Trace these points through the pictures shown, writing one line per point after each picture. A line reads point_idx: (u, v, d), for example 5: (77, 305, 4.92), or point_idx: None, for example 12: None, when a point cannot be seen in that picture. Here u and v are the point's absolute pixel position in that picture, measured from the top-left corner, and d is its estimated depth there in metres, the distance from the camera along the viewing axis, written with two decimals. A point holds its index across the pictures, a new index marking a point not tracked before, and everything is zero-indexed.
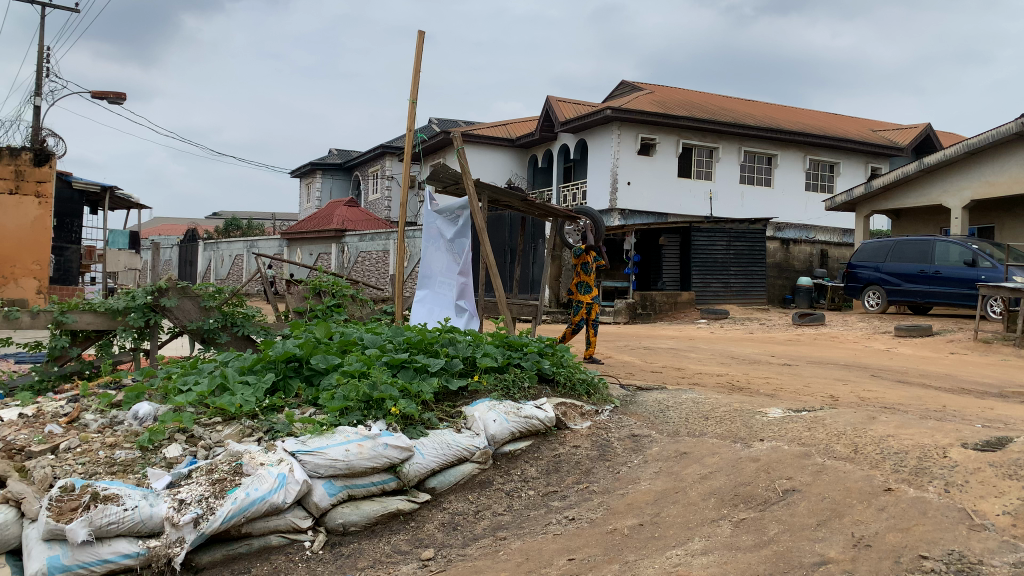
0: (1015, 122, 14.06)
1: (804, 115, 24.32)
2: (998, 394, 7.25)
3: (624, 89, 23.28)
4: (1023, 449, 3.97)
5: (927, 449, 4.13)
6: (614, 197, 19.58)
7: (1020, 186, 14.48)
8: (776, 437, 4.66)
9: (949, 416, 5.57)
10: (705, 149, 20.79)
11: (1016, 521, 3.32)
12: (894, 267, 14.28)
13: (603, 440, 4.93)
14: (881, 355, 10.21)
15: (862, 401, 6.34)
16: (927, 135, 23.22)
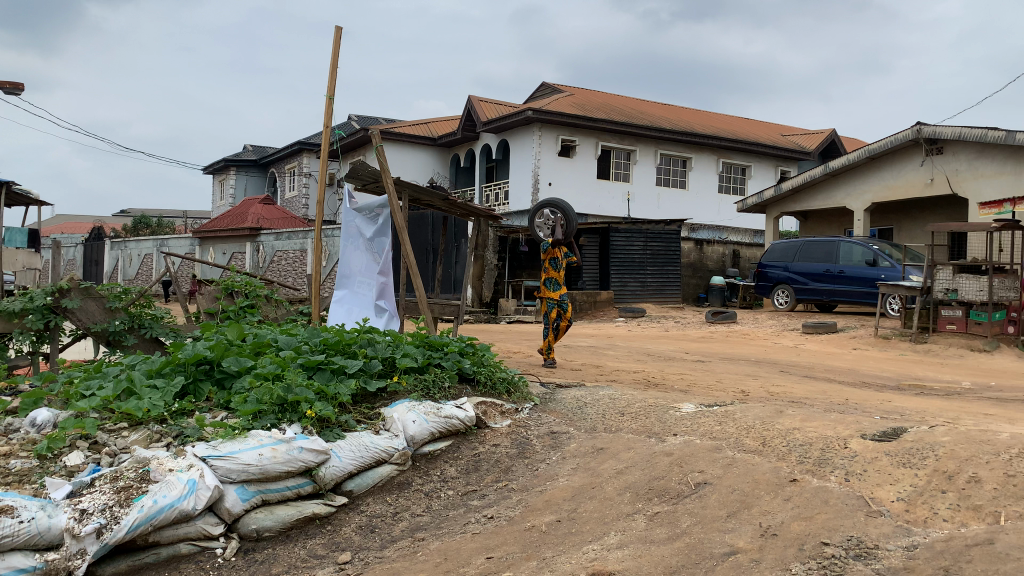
0: (911, 129, 14.81)
1: (718, 120, 25.07)
2: (895, 388, 7.66)
3: (545, 91, 23.49)
4: (915, 438, 4.20)
5: (829, 440, 4.32)
6: (535, 197, 19.71)
7: (916, 190, 15.30)
8: (689, 431, 4.79)
9: (850, 408, 5.86)
10: (623, 151, 21.19)
11: (908, 507, 3.51)
12: (801, 267, 14.85)
13: (523, 438, 4.97)
14: (788, 351, 10.63)
15: (770, 395, 6.60)
16: (832, 140, 24.27)
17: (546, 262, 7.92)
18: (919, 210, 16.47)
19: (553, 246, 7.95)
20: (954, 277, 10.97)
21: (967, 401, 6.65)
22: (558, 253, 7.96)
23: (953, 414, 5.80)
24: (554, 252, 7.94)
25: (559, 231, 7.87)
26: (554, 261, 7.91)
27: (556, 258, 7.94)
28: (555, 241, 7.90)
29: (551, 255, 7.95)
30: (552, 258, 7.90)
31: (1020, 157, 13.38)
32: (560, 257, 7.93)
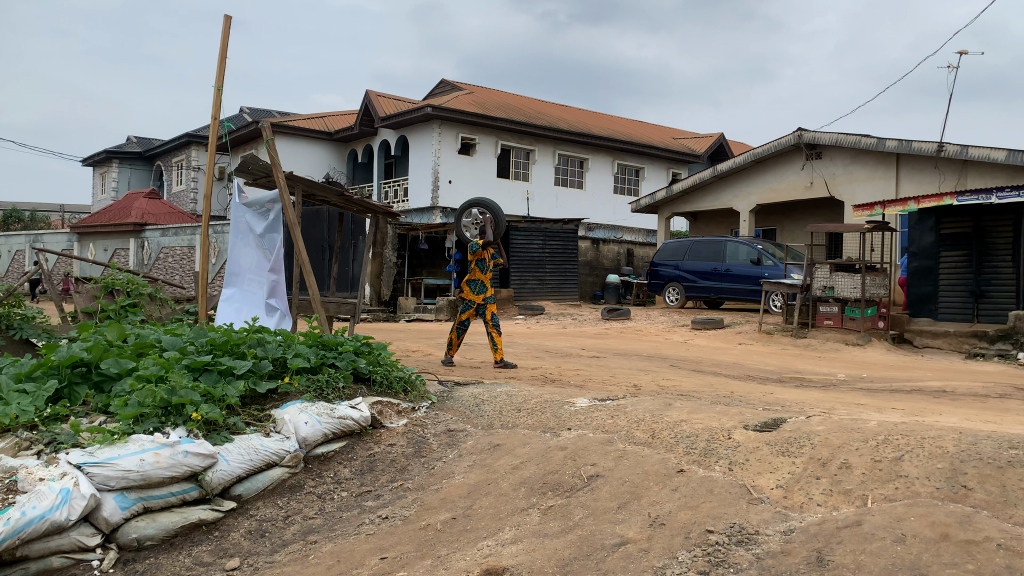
0: (793, 135, 15.58)
1: (614, 122, 25.66)
2: (777, 380, 8.06)
3: (444, 88, 23.43)
4: (793, 428, 4.42)
5: (714, 431, 4.50)
6: (435, 195, 19.59)
7: (797, 193, 16.12)
8: (583, 425, 4.89)
9: (735, 400, 6.12)
10: (522, 150, 21.39)
11: (786, 494, 3.71)
12: (692, 266, 15.39)
13: (419, 437, 4.95)
14: (679, 346, 11.01)
15: (660, 389, 6.82)
16: (720, 143, 25.30)
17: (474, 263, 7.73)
18: (800, 212, 17.33)
19: (482, 247, 7.76)
20: (831, 274, 11.65)
21: (841, 392, 7.07)
22: (486, 254, 7.77)
23: (828, 404, 6.15)
24: (482, 253, 7.76)
25: (489, 232, 7.73)
26: (482, 262, 7.72)
27: (484, 260, 7.74)
28: (485, 242, 7.73)
29: (477, 256, 7.76)
30: (480, 260, 7.69)
31: (890, 162, 14.36)
32: (488, 259, 7.75)
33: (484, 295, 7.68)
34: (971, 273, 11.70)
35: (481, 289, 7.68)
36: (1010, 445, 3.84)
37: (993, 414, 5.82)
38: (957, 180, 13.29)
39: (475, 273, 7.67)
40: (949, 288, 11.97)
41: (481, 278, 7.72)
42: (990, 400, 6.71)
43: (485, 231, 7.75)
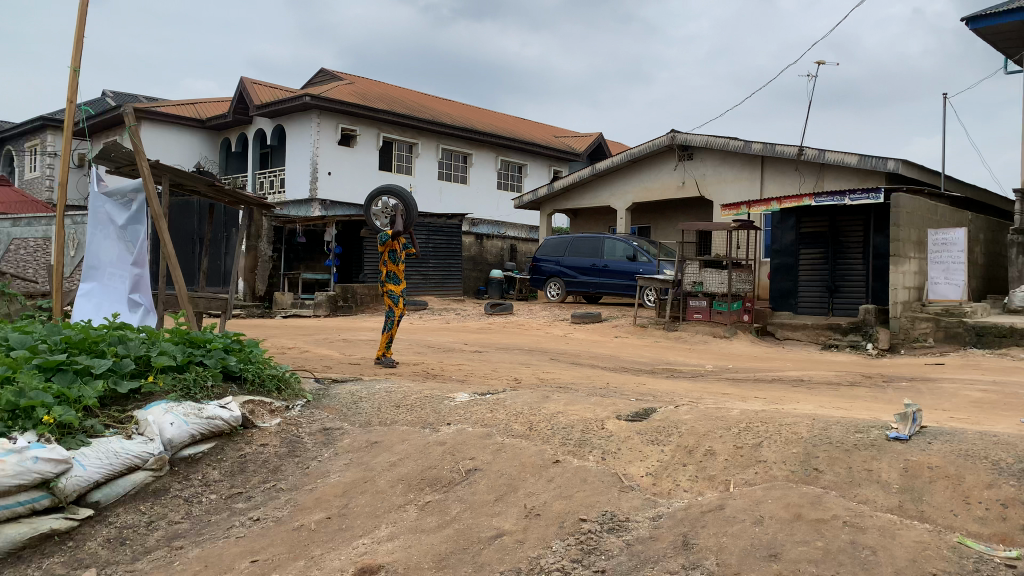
0: (667, 136, 16.16)
1: (496, 118, 25.84)
2: (650, 371, 8.37)
3: (323, 77, 22.87)
4: (662, 418, 4.61)
5: (589, 422, 4.62)
6: (314, 186, 19.09)
7: (671, 192, 16.74)
8: (461, 420, 4.90)
9: (610, 392, 6.31)
10: (405, 144, 21.18)
11: (655, 481, 3.86)
12: (572, 261, 15.72)
13: (293, 436, 4.82)
14: (559, 340, 11.23)
15: (539, 382, 6.94)
16: (599, 143, 25.96)
17: (384, 255, 7.48)
18: (673, 210, 18.00)
19: (392, 238, 7.49)
20: (700, 270, 12.22)
21: (709, 383, 7.42)
22: (397, 244, 7.51)
23: (697, 394, 6.44)
24: (392, 244, 7.50)
25: (399, 222, 7.46)
26: (393, 253, 7.47)
27: (394, 250, 7.49)
28: (395, 233, 7.45)
29: (388, 247, 7.48)
30: (391, 251, 7.45)
31: (755, 164, 15.18)
32: (399, 249, 7.49)
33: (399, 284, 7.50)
34: (827, 270, 12.53)
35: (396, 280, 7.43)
36: (856, 429, 4.14)
37: (844, 401, 6.28)
38: (814, 181, 14.25)
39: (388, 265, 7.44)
40: (807, 284, 12.81)
41: (394, 270, 7.47)
42: (843, 387, 7.23)
43: (396, 222, 7.46)
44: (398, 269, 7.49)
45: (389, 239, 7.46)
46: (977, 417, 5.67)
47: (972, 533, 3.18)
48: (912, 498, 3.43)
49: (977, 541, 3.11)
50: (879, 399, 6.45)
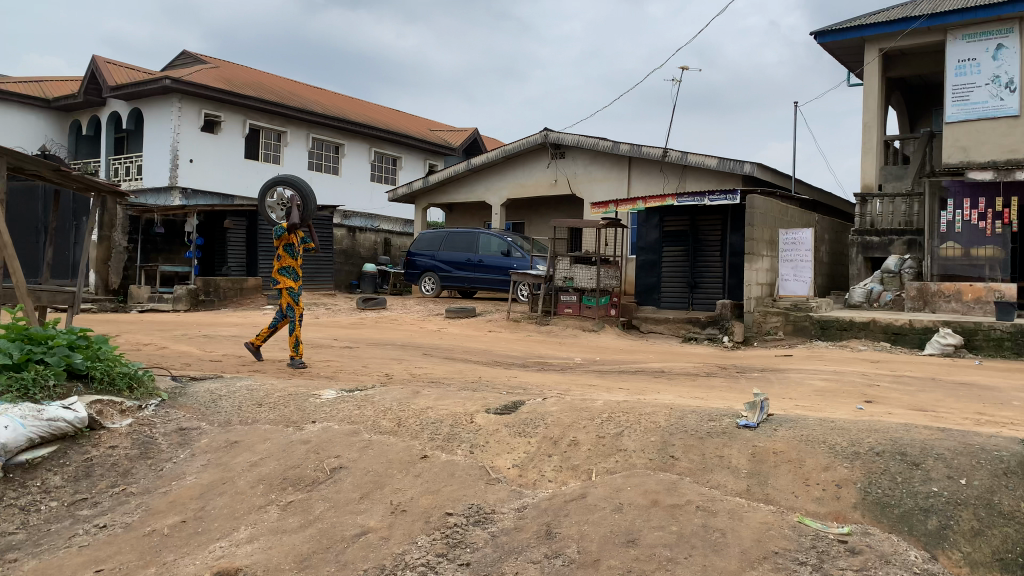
0: (539, 133, 16.43)
1: (370, 109, 25.43)
2: (521, 364, 8.49)
3: (185, 60, 21.76)
4: (529, 410, 4.68)
5: (458, 416, 4.63)
6: (174, 174, 18.11)
7: (543, 189, 17.03)
8: (328, 417, 4.80)
9: (482, 386, 6.36)
10: (273, 132, 20.46)
11: (521, 472, 3.93)
12: (446, 256, 15.69)
13: (146, 437, 4.56)
14: (432, 335, 11.20)
15: (411, 377, 6.89)
16: (474, 138, 26.08)
17: (280, 248, 7.13)
18: (545, 206, 18.32)
19: (288, 231, 7.14)
20: (571, 265, 12.50)
21: (577, 375, 7.62)
22: (294, 238, 7.19)
23: (566, 386, 6.60)
24: (289, 237, 7.15)
25: (296, 214, 7.04)
26: (290, 247, 7.15)
27: (291, 244, 7.17)
28: (290, 226, 7.07)
29: (285, 241, 7.15)
30: (288, 245, 7.13)
31: (623, 164, 15.68)
32: (296, 243, 7.19)
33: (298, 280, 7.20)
34: (688, 267, 13.15)
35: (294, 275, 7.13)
36: (710, 417, 4.36)
37: (701, 390, 6.62)
38: (677, 182, 14.91)
39: (285, 259, 7.11)
40: (669, 280, 13.41)
41: (291, 264, 7.16)
42: (700, 377, 7.63)
43: (292, 215, 7.07)
44: (296, 263, 7.18)
45: (284, 233, 7.12)
46: (817, 404, 6.13)
47: (810, 513, 3.43)
48: (758, 482, 3.65)
49: (814, 520, 3.36)
50: (732, 389, 6.85)
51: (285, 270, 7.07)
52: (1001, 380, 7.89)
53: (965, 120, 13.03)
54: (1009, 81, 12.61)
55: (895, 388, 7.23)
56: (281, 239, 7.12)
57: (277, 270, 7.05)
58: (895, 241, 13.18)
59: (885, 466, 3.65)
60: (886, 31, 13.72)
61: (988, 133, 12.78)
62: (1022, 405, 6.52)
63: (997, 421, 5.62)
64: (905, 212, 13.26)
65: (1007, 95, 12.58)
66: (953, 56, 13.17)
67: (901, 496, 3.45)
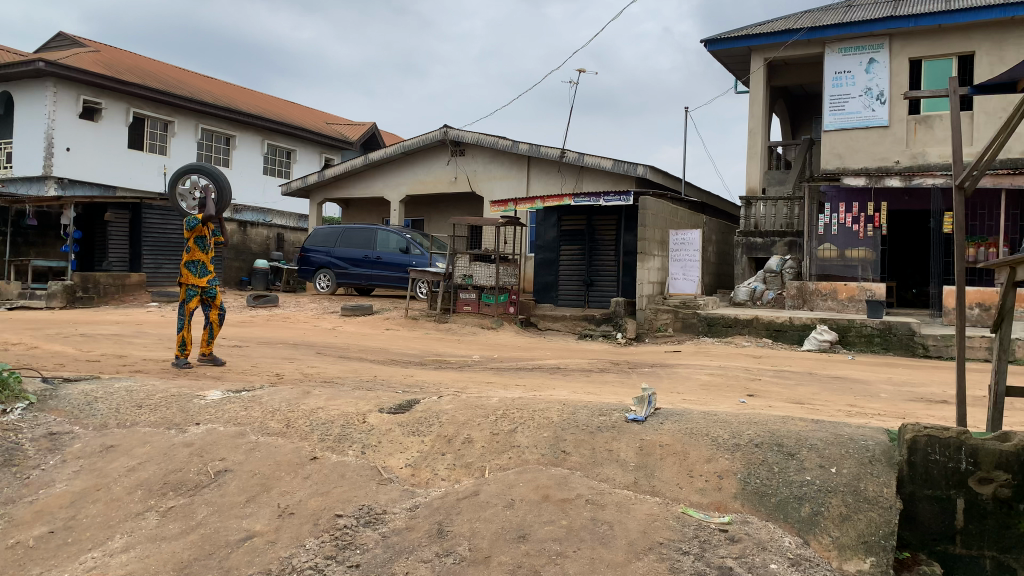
0: (439, 130, 16.36)
1: (264, 100, 24.68)
2: (418, 363, 8.44)
3: (61, 42, 20.49)
4: (424, 409, 4.65)
5: (349, 416, 4.55)
6: (48, 162, 17.02)
7: (442, 186, 16.97)
8: (212, 419, 4.62)
9: (376, 385, 6.27)
10: (159, 121, 19.55)
11: (414, 471, 3.91)
12: (343, 253, 15.40)
13: (11, 443, 4.27)
14: (326, 334, 10.96)
15: (303, 377, 6.72)
16: (372, 132, 25.73)
17: (190, 240, 6.73)
18: (444, 204, 18.27)
19: (201, 222, 6.79)
20: (470, 264, 12.43)
21: (474, 372, 7.63)
22: (206, 231, 6.84)
23: (462, 384, 6.59)
24: (201, 230, 6.79)
25: (212, 205, 6.80)
26: (201, 240, 6.77)
27: (202, 237, 6.80)
28: (205, 217, 6.77)
29: (196, 233, 6.77)
30: (199, 237, 6.76)
31: (522, 163, 15.82)
32: (208, 235, 6.83)
33: (208, 277, 6.78)
34: (584, 265, 13.39)
35: (202, 271, 6.77)
36: (600, 412, 4.46)
37: (594, 386, 6.76)
38: (574, 182, 15.17)
39: (195, 252, 6.73)
40: (565, 278, 13.62)
41: (201, 258, 6.78)
42: (594, 374, 7.78)
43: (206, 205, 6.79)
44: (206, 258, 6.81)
45: (198, 224, 6.75)
46: (703, 398, 6.36)
47: (693, 504, 3.56)
48: (645, 474, 3.76)
49: (697, 510, 3.49)
50: (624, 384, 7.01)
51: (193, 264, 6.71)
52: (871, 374, 8.42)
53: (840, 128, 13.82)
54: (880, 93, 13.49)
55: (776, 382, 7.60)
56: (192, 231, 6.74)
57: (182, 264, 6.70)
58: (777, 242, 13.85)
59: (763, 457, 3.82)
60: (770, 42, 14.37)
61: (862, 142, 13.59)
62: (888, 397, 6.98)
63: (866, 412, 5.99)
64: (786, 215, 13.99)
65: (879, 107, 13.44)
66: (830, 68, 13.94)
67: (778, 486, 3.62)
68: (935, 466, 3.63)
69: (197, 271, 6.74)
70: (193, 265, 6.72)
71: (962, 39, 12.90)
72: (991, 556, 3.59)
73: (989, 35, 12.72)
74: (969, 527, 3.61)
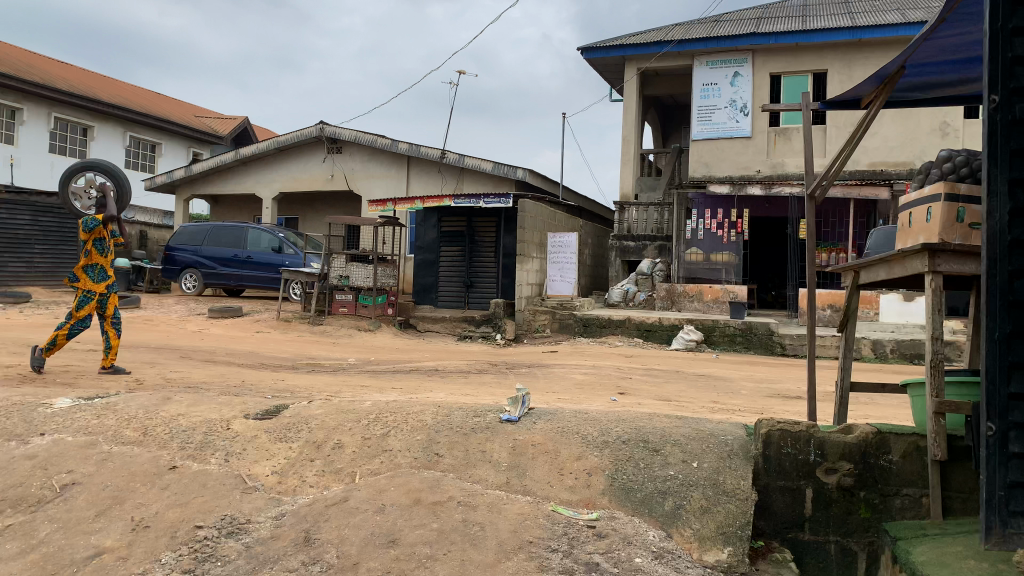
0: (315, 127, 15.96)
1: (125, 89, 23.30)
2: (291, 366, 8.19)
3: None
4: (293, 414, 4.50)
5: (213, 423, 4.35)
6: None
7: (318, 184, 16.57)
8: (59, 429, 4.30)
9: (244, 389, 6.03)
10: (6, 108, 18.08)
11: (281, 479, 3.79)
12: (211, 252, 14.72)
13: None
14: (192, 336, 10.46)
15: (165, 382, 6.38)
16: (244, 127, 24.80)
17: (89, 244, 6.21)
18: (320, 202, 17.82)
19: (100, 223, 6.29)
20: (346, 264, 12.20)
21: (349, 376, 7.48)
22: (105, 232, 6.33)
23: (336, 388, 6.44)
24: (100, 232, 6.28)
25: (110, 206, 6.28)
26: (100, 243, 6.26)
27: (102, 239, 6.30)
28: (105, 218, 6.27)
29: (95, 235, 6.26)
30: (99, 240, 6.25)
31: (401, 163, 15.68)
32: (107, 238, 6.33)
33: (105, 284, 6.29)
34: (463, 267, 13.41)
35: (101, 276, 6.28)
36: (475, 413, 4.46)
37: (470, 388, 6.77)
38: (454, 184, 15.18)
39: (94, 257, 6.22)
40: (445, 280, 13.58)
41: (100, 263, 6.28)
42: (471, 375, 7.80)
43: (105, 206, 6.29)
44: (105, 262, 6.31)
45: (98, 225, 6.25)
46: (577, 397, 6.50)
47: (563, 501, 3.62)
48: (517, 474, 3.79)
49: (566, 508, 3.56)
50: (500, 385, 7.05)
51: (90, 269, 6.21)
52: (733, 371, 8.87)
53: (708, 138, 14.45)
54: (744, 106, 14.23)
55: (646, 380, 7.88)
56: (91, 232, 6.23)
57: (79, 267, 6.21)
58: (648, 245, 14.30)
59: (630, 454, 3.94)
60: (643, 53, 14.85)
61: (727, 151, 14.27)
62: (748, 393, 7.37)
63: (728, 409, 6.30)
64: (656, 220, 14.44)
65: (742, 118, 14.17)
66: (699, 80, 14.56)
67: (643, 481, 3.74)
68: (787, 459, 3.89)
69: (95, 277, 6.24)
70: (90, 270, 6.22)
71: (817, 58, 13.82)
72: (835, 541, 3.86)
73: (841, 54, 13.71)
74: (816, 514, 3.87)
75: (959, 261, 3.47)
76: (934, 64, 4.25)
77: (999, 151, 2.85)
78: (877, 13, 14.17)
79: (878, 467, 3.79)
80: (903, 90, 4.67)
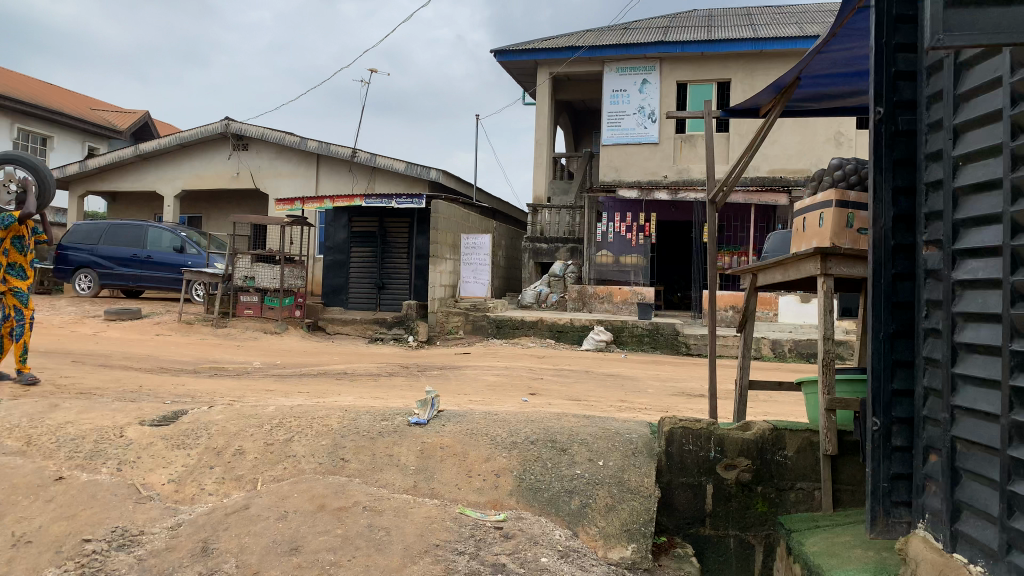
0: (220, 123, 15.46)
1: (13, 78, 21.98)
2: (192, 370, 7.91)
3: None
4: (192, 419, 4.34)
5: (105, 430, 4.14)
6: None
7: (223, 181, 16.06)
8: None
9: (141, 395, 5.78)
10: None
11: (178, 487, 3.65)
12: (107, 251, 14.05)
13: None
14: (86, 340, 9.96)
15: (54, 388, 6.04)
16: (144, 121, 23.80)
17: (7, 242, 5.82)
18: (225, 201, 17.27)
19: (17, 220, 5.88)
20: (252, 265, 11.85)
21: (254, 379, 7.27)
22: (22, 229, 5.95)
23: (239, 392, 6.26)
24: (17, 229, 5.89)
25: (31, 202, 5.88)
26: (19, 241, 5.91)
27: (20, 236, 5.93)
28: (22, 215, 5.85)
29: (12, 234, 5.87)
30: (15, 238, 5.88)
31: (310, 162, 15.36)
32: (26, 235, 5.96)
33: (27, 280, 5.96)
34: (375, 268, 13.23)
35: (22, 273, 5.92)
36: (382, 417, 4.40)
37: (380, 391, 6.68)
38: (366, 184, 14.99)
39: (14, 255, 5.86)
40: (356, 281, 13.37)
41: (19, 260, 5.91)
42: (381, 378, 7.72)
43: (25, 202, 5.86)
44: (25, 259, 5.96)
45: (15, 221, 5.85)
46: (488, 399, 6.51)
47: (470, 504, 3.62)
48: (424, 477, 3.76)
49: (474, 510, 3.56)
50: (410, 388, 6.99)
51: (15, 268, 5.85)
52: (640, 371, 9.07)
53: (617, 143, 14.72)
54: (652, 112, 14.58)
55: (557, 381, 7.97)
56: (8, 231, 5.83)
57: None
58: (561, 247, 14.45)
59: (538, 454, 3.97)
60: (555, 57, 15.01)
61: (635, 156, 14.58)
62: (654, 392, 7.55)
63: (634, 407, 6.44)
64: (568, 222, 14.63)
65: (650, 125, 14.51)
66: (609, 86, 14.81)
67: (551, 480, 3.78)
68: (689, 456, 4.00)
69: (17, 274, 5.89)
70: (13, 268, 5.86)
71: (721, 67, 14.30)
72: (734, 535, 4.00)
73: (744, 65, 14.22)
74: (717, 509, 4.00)
75: (848, 265, 3.64)
76: (825, 77, 4.45)
77: (883, 160, 3.04)
78: (777, 26, 14.77)
79: (774, 462, 3.94)
80: (798, 101, 4.89)
